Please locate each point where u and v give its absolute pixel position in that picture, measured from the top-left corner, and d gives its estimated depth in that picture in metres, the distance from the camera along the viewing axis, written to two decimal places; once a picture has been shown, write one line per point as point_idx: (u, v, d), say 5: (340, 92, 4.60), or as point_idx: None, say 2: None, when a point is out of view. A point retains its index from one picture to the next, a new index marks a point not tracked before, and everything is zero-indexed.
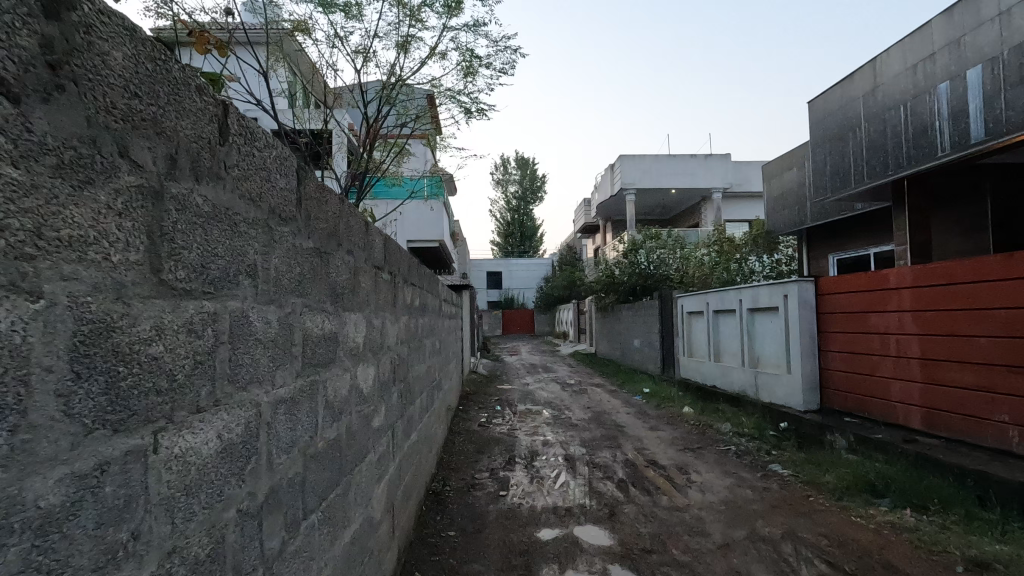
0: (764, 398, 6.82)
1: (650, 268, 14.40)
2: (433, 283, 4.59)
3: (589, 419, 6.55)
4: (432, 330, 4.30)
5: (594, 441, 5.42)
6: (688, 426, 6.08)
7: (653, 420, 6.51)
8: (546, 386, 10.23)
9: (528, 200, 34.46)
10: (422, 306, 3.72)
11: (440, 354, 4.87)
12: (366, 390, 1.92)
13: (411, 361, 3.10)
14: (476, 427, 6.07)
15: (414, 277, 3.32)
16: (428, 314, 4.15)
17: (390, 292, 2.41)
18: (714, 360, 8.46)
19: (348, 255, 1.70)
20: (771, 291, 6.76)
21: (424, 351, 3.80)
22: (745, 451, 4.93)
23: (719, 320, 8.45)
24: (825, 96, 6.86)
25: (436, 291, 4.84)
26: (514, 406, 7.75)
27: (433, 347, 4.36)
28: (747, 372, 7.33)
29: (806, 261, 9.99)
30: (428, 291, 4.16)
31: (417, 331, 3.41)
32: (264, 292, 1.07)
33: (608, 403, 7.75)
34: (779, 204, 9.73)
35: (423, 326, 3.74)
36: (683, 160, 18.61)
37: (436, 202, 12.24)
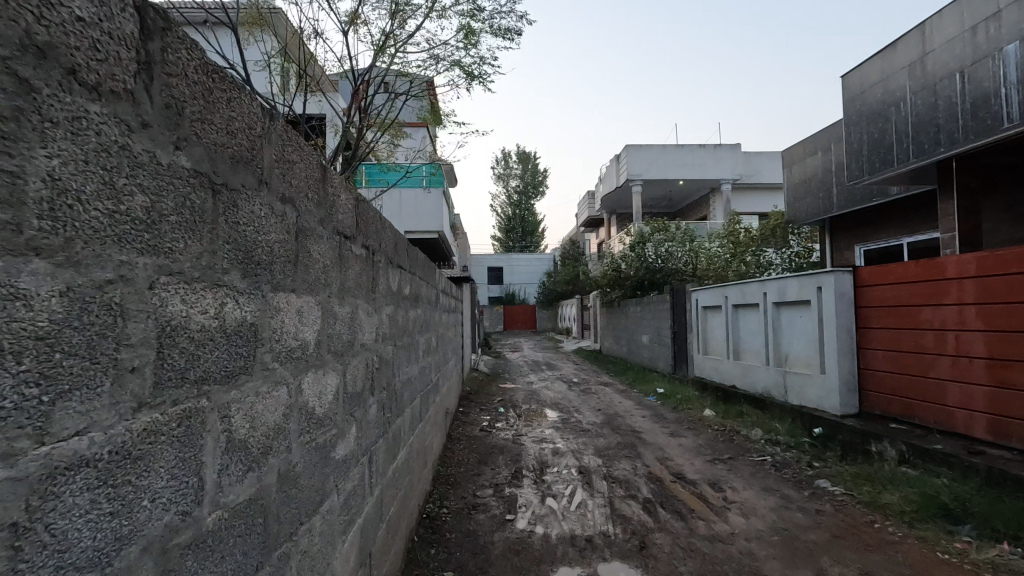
0: (793, 400, 6.23)
1: (659, 261, 13.79)
2: (429, 272, 3.99)
3: (602, 423, 5.95)
4: (427, 325, 3.71)
5: (611, 450, 4.83)
6: (713, 432, 5.48)
7: (673, 425, 5.91)
8: (552, 385, 9.62)
9: (530, 193, 33.85)
10: (415, 296, 3.13)
11: (437, 352, 4.26)
12: (321, 407, 1.33)
13: (399, 362, 2.51)
14: (477, 433, 5.49)
15: (403, 260, 2.72)
16: (424, 307, 3.56)
17: (366, 271, 1.81)
18: (734, 358, 7.86)
19: (285, 202, 1.10)
20: (801, 283, 6.15)
21: (418, 350, 3.20)
22: (784, 463, 4.34)
23: (740, 315, 7.83)
24: (863, 69, 6.24)
25: (432, 280, 4.23)
26: (518, 408, 7.14)
27: (429, 346, 3.77)
28: (772, 372, 6.72)
29: (828, 253, 9.40)
30: (422, 281, 3.56)
31: (408, 326, 2.81)
32: (2, 228, 0.49)
33: (621, 405, 7.15)
34: (802, 192, 9.09)
35: (416, 320, 3.15)
36: (692, 150, 18.00)
37: (434, 191, 11.65)
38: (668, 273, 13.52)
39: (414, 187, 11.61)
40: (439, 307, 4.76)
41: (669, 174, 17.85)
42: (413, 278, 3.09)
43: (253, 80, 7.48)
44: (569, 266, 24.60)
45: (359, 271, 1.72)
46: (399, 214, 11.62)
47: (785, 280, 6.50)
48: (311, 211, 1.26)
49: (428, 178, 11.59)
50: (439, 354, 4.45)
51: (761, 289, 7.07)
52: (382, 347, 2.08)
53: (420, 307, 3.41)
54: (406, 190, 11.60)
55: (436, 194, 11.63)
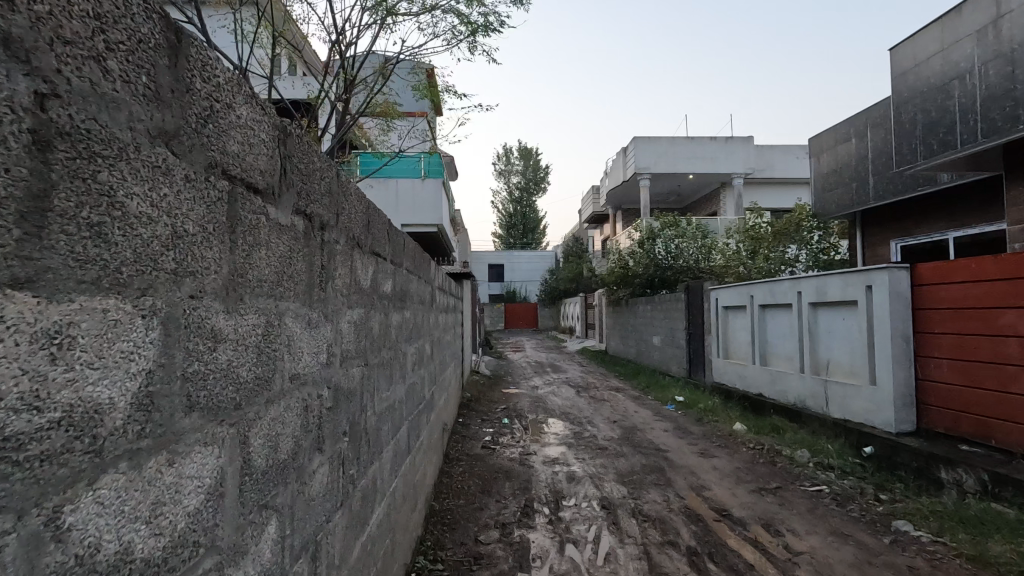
0: (835, 413, 5.53)
1: (669, 258, 13.11)
2: (422, 265, 3.28)
3: (621, 440, 5.24)
4: (419, 331, 3.01)
5: (635, 476, 4.13)
6: (750, 452, 4.78)
7: (702, 441, 5.21)
8: (558, 390, 8.92)
9: (531, 189, 33.16)
10: (400, 292, 2.42)
11: (431, 363, 3.54)
12: (155, 540, 0.61)
13: (375, 389, 1.79)
14: (479, 452, 4.79)
15: (381, 243, 2.00)
16: (414, 309, 2.86)
17: (301, 253, 1.10)
18: (760, 364, 7.16)
19: None
20: (846, 281, 5.44)
21: (406, 365, 2.50)
22: (846, 497, 3.63)
23: (768, 317, 7.12)
24: (917, 39, 5.52)
25: (426, 273, 3.51)
26: (523, 418, 6.44)
27: (421, 356, 3.06)
28: (809, 381, 6.02)
29: (858, 249, 8.72)
30: (412, 275, 2.86)
31: (389, 334, 2.10)
32: None
33: (637, 416, 6.44)
34: (832, 182, 8.37)
35: (402, 326, 2.44)
36: (701, 143, 17.28)
37: (432, 181, 10.97)
38: (680, 271, 12.84)
39: (411, 177, 10.92)
40: (434, 306, 4.04)
41: (678, 168, 17.13)
42: (397, 272, 2.38)
43: (217, 41, 6.79)
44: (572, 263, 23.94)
45: (282, 252, 1.00)
46: (395, 205, 10.89)
47: (826, 278, 5.78)
48: (110, 103, 0.55)
49: (426, 167, 10.94)
50: (434, 363, 3.73)
51: (795, 288, 6.36)
52: (339, 373, 1.37)
53: (409, 308, 2.69)
54: (403, 180, 10.92)
55: (434, 183, 10.94)
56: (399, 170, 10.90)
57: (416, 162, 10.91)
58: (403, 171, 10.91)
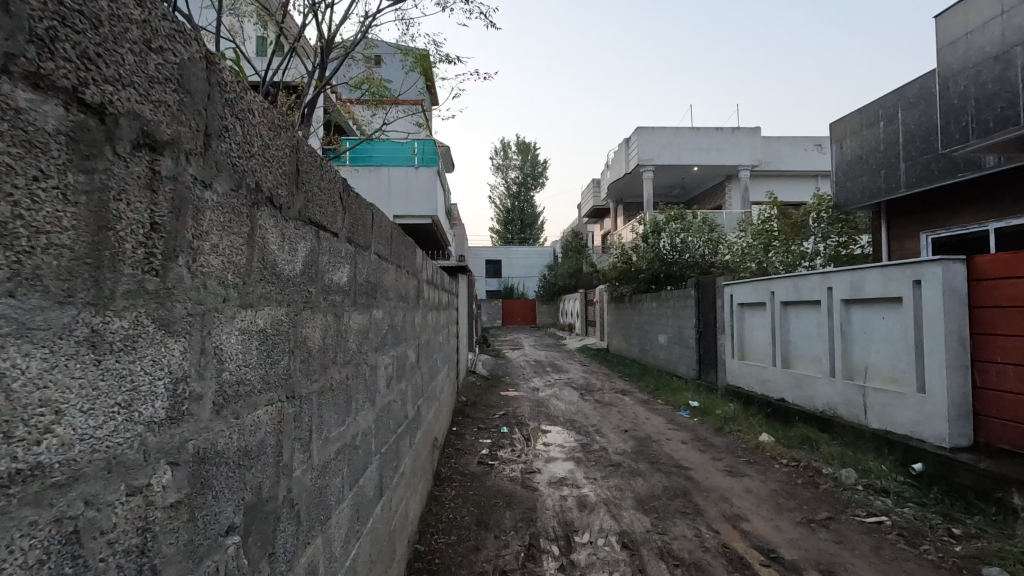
0: (875, 424, 4.94)
1: (674, 253, 12.53)
2: (405, 253, 2.66)
3: (635, 454, 4.63)
4: (400, 337, 2.38)
5: (658, 501, 3.54)
6: (784, 471, 4.18)
7: (727, 456, 4.61)
8: (561, 393, 8.30)
9: (529, 184, 32.52)
10: (371, 283, 1.80)
11: (416, 372, 2.93)
12: None
13: (312, 431, 1.17)
14: (475, 471, 4.18)
15: (334, 209, 1.37)
16: (393, 306, 2.23)
17: (59, 184, 0.51)
18: (782, 366, 6.58)
19: None
20: (889, 276, 4.84)
21: (376, 382, 1.88)
22: (914, 532, 3.04)
23: (791, 315, 6.54)
24: (970, 3, 4.91)
25: (412, 263, 2.90)
26: (524, 426, 5.84)
27: (402, 366, 2.44)
28: (843, 387, 5.43)
29: (881, 242, 8.15)
30: (392, 263, 2.24)
31: (346, 342, 1.48)
32: None
33: (650, 425, 5.83)
34: (856, 169, 7.76)
35: (373, 331, 1.82)
36: (706, 134, 16.69)
37: (425, 169, 10.32)
38: (687, 266, 12.24)
39: (404, 164, 10.33)
40: (423, 303, 3.41)
41: (682, 160, 16.52)
42: (365, 256, 1.74)
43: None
44: (572, 259, 23.33)
45: None
46: (388, 195, 10.24)
47: (863, 272, 5.19)
48: None
49: (420, 154, 10.36)
50: (421, 371, 3.11)
51: (825, 284, 5.76)
52: (214, 428, 0.75)
53: (386, 305, 2.06)
54: (395, 167, 10.32)
55: (429, 172, 10.30)
56: (391, 158, 10.36)
57: (410, 150, 10.37)
58: (395, 159, 10.37)
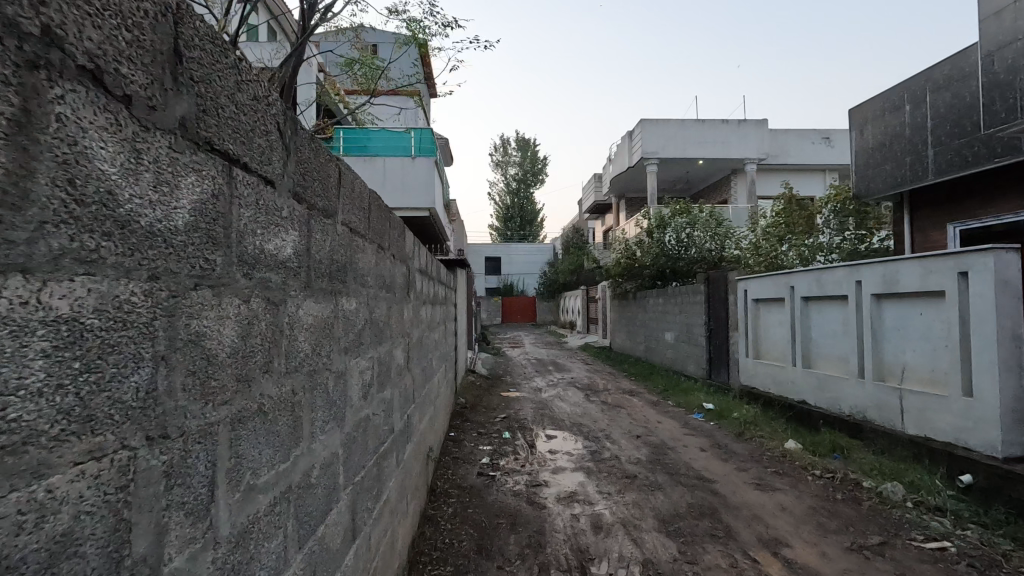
0: (911, 430, 4.51)
1: (681, 248, 12.09)
2: (394, 233, 2.22)
3: (651, 465, 4.20)
4: (382, 334, 1.93)
5: (683, 522, 3.10)
6: (819, 484, 3.75)
7: (753, 467, 4.17)
8: (564, 394, 7.87)
9: (529, 180, 32.06)
10: (339, 263, 1.35)
11: (406, 377, 2.49)
12: None
13: (204, 491, 0.72)
14: (475, 484, 3.74)
15: (262, 144, 0.90)
16: (374, 296, 1.79)
17: None
18: (803, 366, 6.15)
19: None
20: (931, 267, 4.40)
21: (347, 395, 1.44)
22: (986, 563, 2.61)
23: (813, 311, 6.10)
24: None
25: (403, 248, 2.46)
26: (527, 431, 5.40)
27: (386, 368, 2.00)
28: (874, 389, 4.99)
29: (903, 235, 7.75)
30: (374, 243, 1.79)
31: (294, 344, 1.04)
32: None
33: (664, 429, 5.40)
34: (878, 157, 7.33)
35: (341, 327, 1.37)
36: (712, 126, 16.24)
37: (422, 159, 9.87)
38: (693, 261, 11.81)
39: (400, 155, 9.89)
40: (417, 295, 2.98)
41: (687, 153, 16.08)
42: (331, 226, 1.28)
43: None
44: (573, 256, 22.89)
45: None
46: (383, 185, 9.81)
47: (898, 264, 4.75)
48: None
49: (417, 144, 9.91)
50: (411, 374, 2.67)
51: (852, 278, 5.33)
52: None
53: (362, 293, 1.62)
54: (391, 158, 9.88)
55: (426, 161, 9.86)
56: (387, 148, 9.90)
57: (407, 140, 9.92)
58: (391, 149, 9.92)
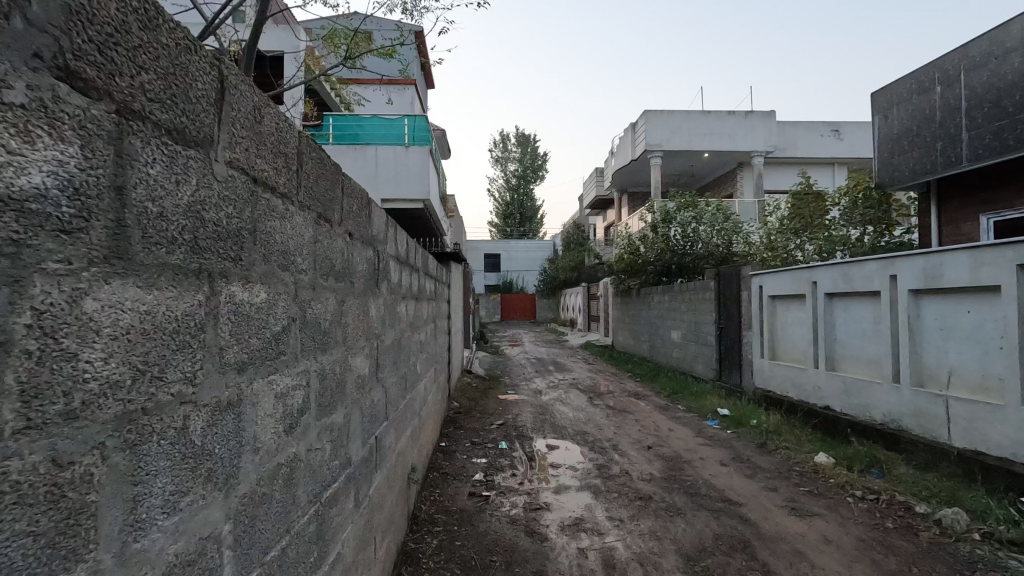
0: (958, 443, 4.00)
1: (687, 243, 11.58)
2: (353, 205, 1.70)
3: (667, 483, 3.69)
4: (327, 339, 1.41)
5: (711, 560, 2.60)
6: (863, 509, 3.24)
7: (783, 485, 3.66)
8: (566, 397, 7.37)
9: (529, 175, 31.52)
10: (218, 228, 0.83)
11: (372, 391, 1.97)
12: None
13: None
14: (465, 508, 3.23)
15: None
16: (308, 286, 1.26)
17: None
18: (827, 368, 5.65)
19: None
20: (983, 258, 3.88)
21: (244, 438, 0.92)
22: None
23: (838, 308, 5.58)
24: None
25: (370, 225, 1.94)
26: (526, 440, 4.90)
27: (334, 383, 1.48)
28: (912, 395, 4.48)
29: (929, 227, 7.26)
30: (308, 208, 1.26)
31: (52, 368, 0.52)
32: None
33: (677, 439, 4.89)
34: (904, 143, 6.83)
35: (223, 331, 0.85)
36: (718, 118, 15.70)
37: (416, 148, 9.35)
38: (700, 257, 11.30)
39: (393, 143, 9.37)
40: (393, 289, 2.46)
41: (693, 145, 15.54)
42: (192, 159, 0.75)
43: None
44: (574, 252, 22.35)
45: None
46: (374, 174, 9.31)
47: (941, 256, 4.24)
48: None
49: (410, 132, 9.38)
50: (382, 386, 2.16)
51: (886, 272, 4.81)
52: None
53: (281, 280, 1.10)
54: (383, 146, 9.36)
55: (420, 150, 9.33)
56: (379, 135, 9.38)
57: (400, 127, 9.40)
58: (384, 136, 9.40)
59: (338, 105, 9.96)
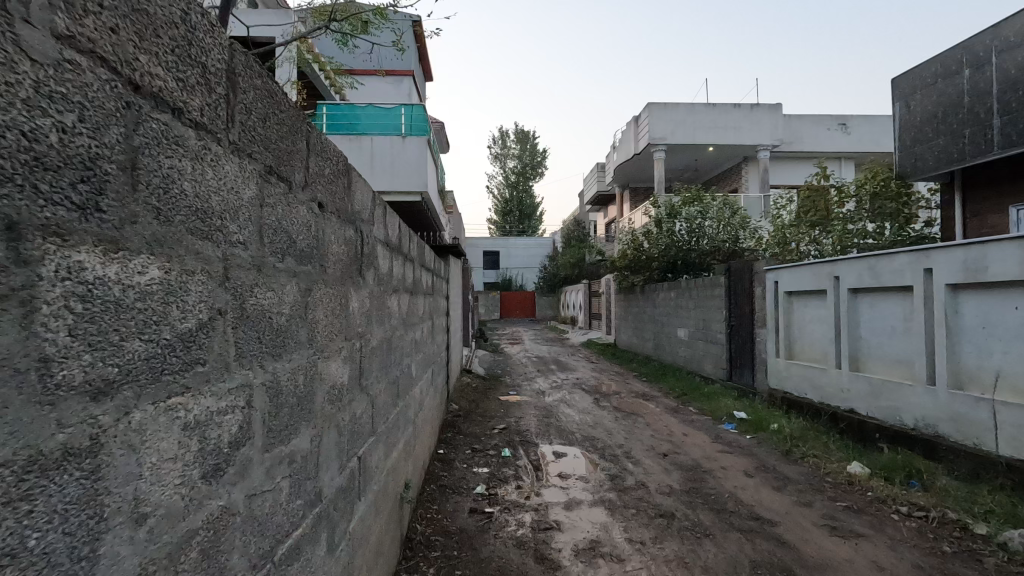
0: (1005, 452, 3.66)
1: (693, 238, 11.22)
2: (326, 171, 1.33)
3: (689, 498, 3.33)
4: (281, 341, 1.04)
5: None
6: (913, 530, 2.88)
7: (818, 500, 3.31)
8: (571, 398, 7.01)
9: (529, 171, 31.11)
10: (28, 143, 0.48)
11: (352, 403, 1.60)
12: None
13: None
14: (466, 528, 2.87)
15: None
16: (250, 266, 0.90)
17: None
18: (850, 368, 5.29)
19: None
20: None
21: (110, 504, 0.56)
22: None
23: (863, 304, 5.22)
24: None
25: (350, 199, 1.57)
26: (530, 446, 4.54)
27: (294, 400, 1.11)
28: (950, 399, 4.12)
29: (953, 218, 6.91)
30: (249, 156, 0.89)
31: None
32: None
33: (693, 445, 4.54)
34: (929, 130, 6.46)
35: (50, 327, 0.49)
36: (724, 110, 15.30)
37: (414, 139, 8.96)
38: (706, 252, 10.93)
39: (389, 133, 8.98)
40: (382, 279, 2.09)
41: (697, 139, 15.16)
42: None
43: None
44: (574, 248, 21.98)
45: None
46: (370, 164, 8.94)
47: (985, 247, 3.88)
48: None
49: (408, 122, 9.00)
50: (366, 394, 1.79)
51: (920, 265, 4.46)
52: None
53: (193, 252, 0.73)
54: (379, 137, 8.98)
55: (418, 140, 8.96)
56: (375, 125, 8.99)
57: (397, 116, 9.01)
58: (380, 127, 9.02)
59: (332, 94, 9.57)
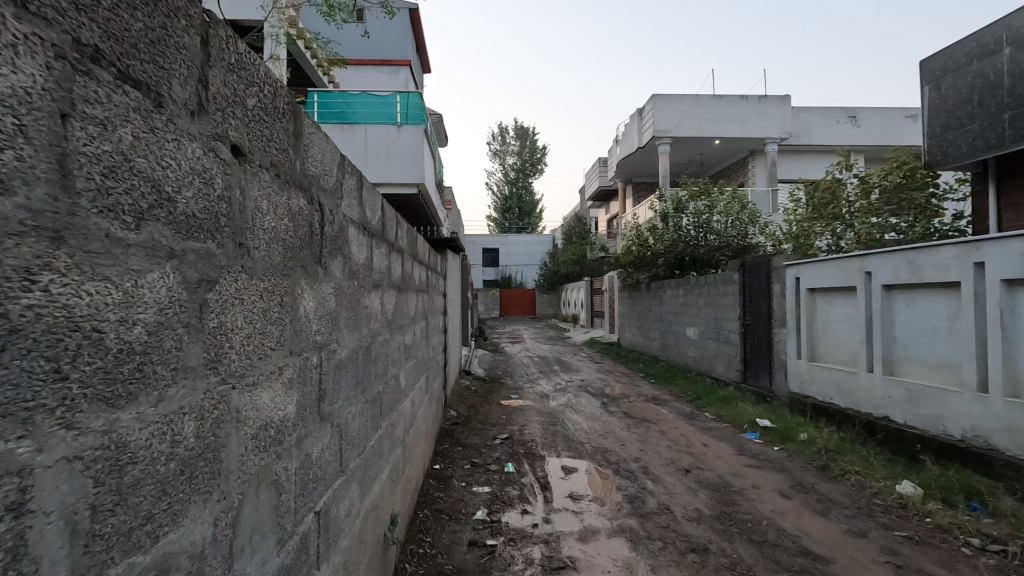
0: None
1: (701, 233, 10.78)
2: (251, 103, 0.88)
3: (723, 526, 2.89)
4: (136, 372, 0.59)
5: None
6: (993, 569, 2.44)
7: (871, 528, 2.86)
8: (577, 402, 6.57)
9: (529, 168, 30.62)
10: None
11: (304, 440, 1.15)
12: None
13: None
14: (464, 569, 2.42)
15: None
16: (21, 227, 0.46)
17: None
18: (884, 372, 4.84)
19: None
20: None
21: None
22: None
23: (899, 302, 4.77)
24: None
25: (300, 156, 1.12)
26: (536, 459, 4.10)
27: (174, 467, 0.66)
28: (1008, 408, 3.67)
29: (987, 210, 6.44)
30: (17, 11, 0.46)
31: None
32: None
33: (717, 458, 4.09)
34: (963, 116, 6.00)
35: None
36: (730, 102, 14.82)
37: (410, 128, 8.49)
38: (715, 248, 10.48)
39: (384, 122, 8.51)
40: (357, 271, 1.63)
41: (703, 131, 14.69)
42: None
43: None
44: (575, 245, 21.52)
45: None
46: (364, 155, 8.48)
47: None
48: None
49: (403, 110, 8.53)
50: (329, 424, 1.34)
51: (968, 259, 4.01)
52: None
53: None
54: (373, 126, 8.52)
55: (414, 129, 8.49)
56: (369, 114, 8.52)
57: (392, 104, 8.55)
58: (374, 115, 8.55)
59: (323, 81, 9.07)
